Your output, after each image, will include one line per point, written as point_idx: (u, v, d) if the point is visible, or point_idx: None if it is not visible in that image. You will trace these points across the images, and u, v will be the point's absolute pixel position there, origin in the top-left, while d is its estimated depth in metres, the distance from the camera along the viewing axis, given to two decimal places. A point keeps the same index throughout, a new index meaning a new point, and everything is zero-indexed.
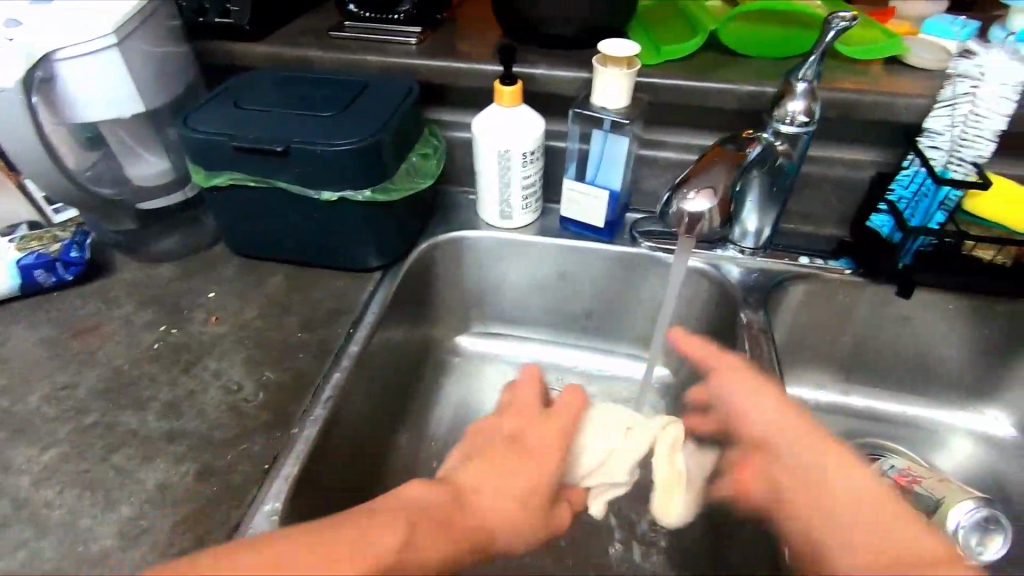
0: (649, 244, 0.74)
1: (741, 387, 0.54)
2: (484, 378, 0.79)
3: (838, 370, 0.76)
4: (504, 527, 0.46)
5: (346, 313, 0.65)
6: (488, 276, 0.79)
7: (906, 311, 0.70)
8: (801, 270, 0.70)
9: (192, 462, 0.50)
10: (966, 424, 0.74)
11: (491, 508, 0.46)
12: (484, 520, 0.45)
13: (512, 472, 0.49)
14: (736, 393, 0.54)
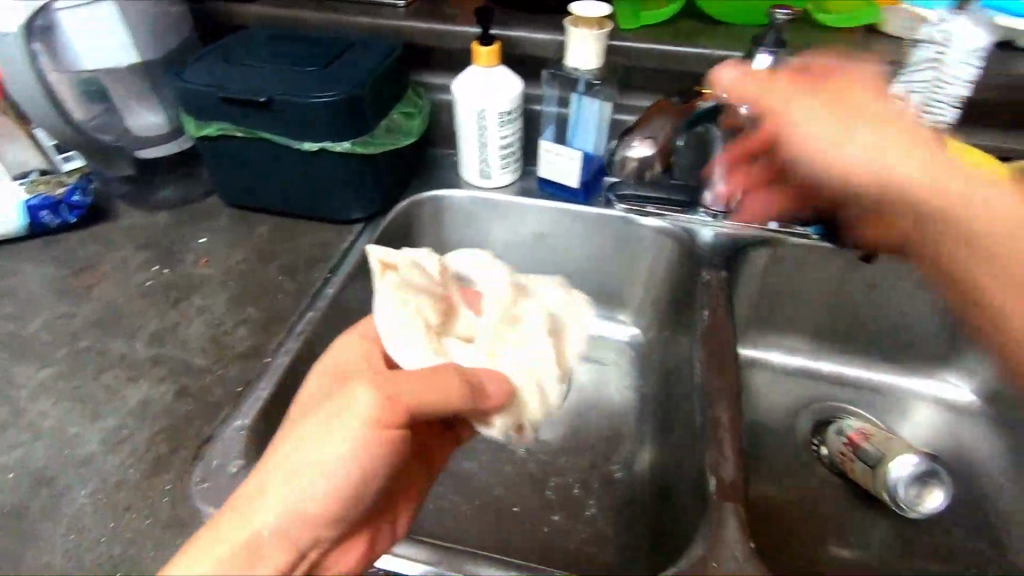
0: (624, 206, 0.75)
1: (794, 138, 0.54)
2: None
3: (805, 335, 0.78)
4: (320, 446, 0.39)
5: (325, 261, 0.69)
6: (469, 236, 0.81)
7: (871, 278, 0.72)
8: (770, 235, 0.71)
9: (173, 383, 0.55)
10: (927, 390, 0.75)
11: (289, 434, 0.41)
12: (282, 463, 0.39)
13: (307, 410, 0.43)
14: (807, 142, 0.53)
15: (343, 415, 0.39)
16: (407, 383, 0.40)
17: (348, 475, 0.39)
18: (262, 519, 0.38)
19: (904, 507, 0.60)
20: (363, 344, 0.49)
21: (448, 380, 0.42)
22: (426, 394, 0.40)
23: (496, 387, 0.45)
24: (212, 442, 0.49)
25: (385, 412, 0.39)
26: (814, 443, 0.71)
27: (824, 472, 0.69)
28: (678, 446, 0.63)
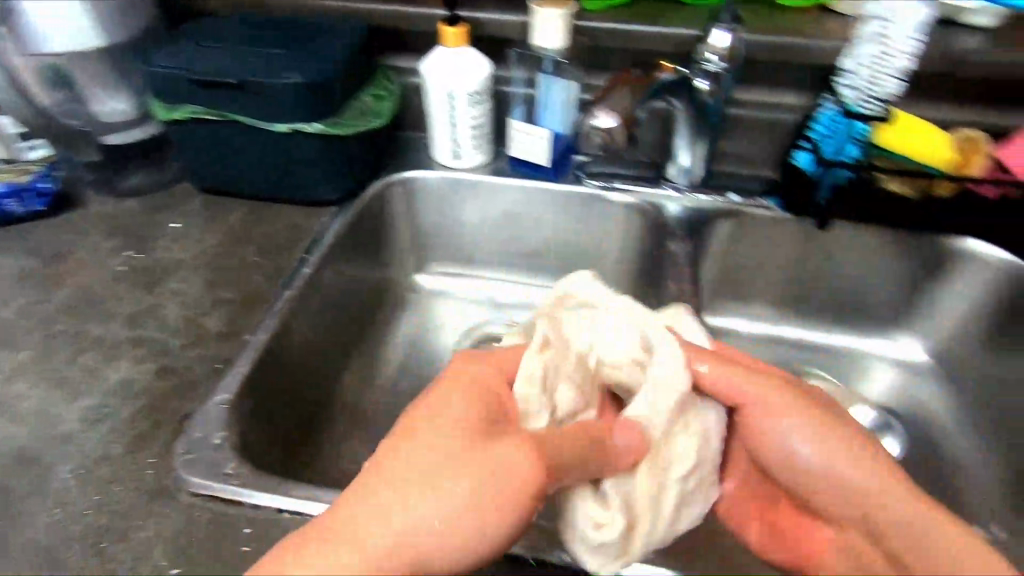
0: (592, 183, 0.78)
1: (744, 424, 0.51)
2: (437, 313, 0.84)
3: (768, 305, 0.81)
4: (457, 500, 0.39)
5: (300, 242, 0.69)
6: (444, 216, 0.83)
7: (826, 245, 0.75)
8: (730, 206, 0.75)
9: (151, 362, 0.55)
10: (885, 352, 0.79)
11: (419, 462, 0.41)
12: (409, 507, 0.39)
13: (435, 433, 0.42)
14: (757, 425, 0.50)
15: (498, 473, 0.40)
16: (558, 444, 0.44)
17: (469, 524, 0.39)
18: (374, 554, 0.37)
19: None
20: (487, 370, 0.48)
21: (593, 444, 0.45)
22: (576, 454, 0.44)
23: (625, 439, 0.46)
24: (193, 415, 0.50)
25: (534, 480, 0.41)
26: None
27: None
28: None
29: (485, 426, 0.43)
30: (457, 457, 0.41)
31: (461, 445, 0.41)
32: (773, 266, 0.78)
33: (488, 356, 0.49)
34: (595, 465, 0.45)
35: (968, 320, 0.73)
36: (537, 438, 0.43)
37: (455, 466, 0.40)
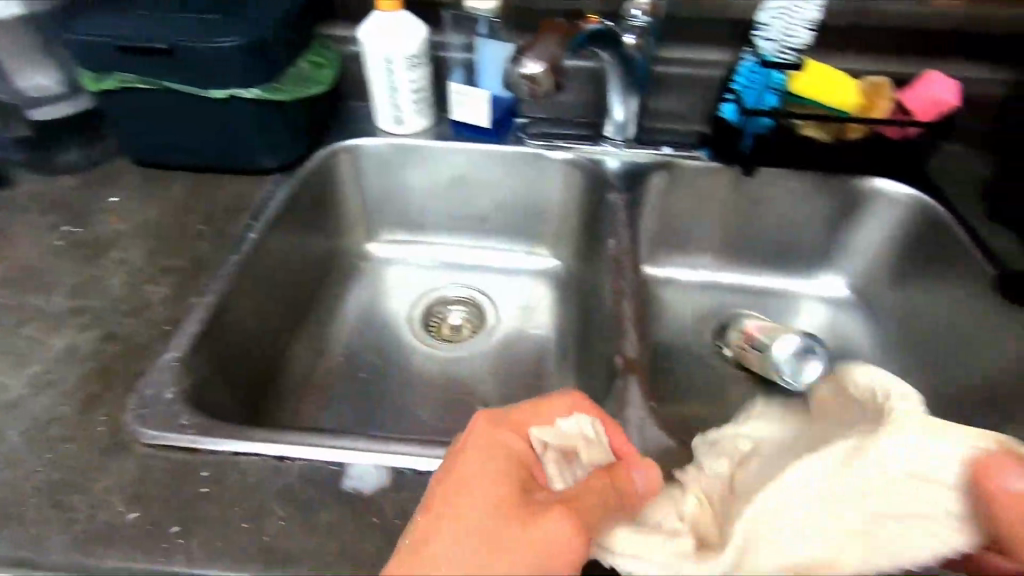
0: (534, 142, 0.81)
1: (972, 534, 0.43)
2: (390, 281, 0.86)
3: (704, 253, 0.86)
4: None
5: (245, 209, 0.70)
6: (390, 184, 0.84)
7: (753, 192, 0.80)
8: (664, 158, 0.79)
9: (97, 328, 0.55)
10: (812, 290, 0.84)
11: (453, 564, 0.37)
12: None
13: (467, 524, 0.38)
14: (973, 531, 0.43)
15: (540, 552, 0.37)
16: (590, 506, 0.40)
17: None
18: None
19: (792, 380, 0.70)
20: (508, 434, 0.44)
21: (613, 489, 0.42)
22: (602, 501, 0.41)
23: (646, 481, 0.44)
24: (143, 373, 0.51)
25: (575, 555, 0.37)
26: (715, 345, 0.80)
27: (727, 366, 0.77)
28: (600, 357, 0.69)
29: (521, 498, 0.40)
30: (495, 549, 0.37)
31: (496, 531, 0.38)
32: (705, 215, 0.83)
33: (506, 418, 0.46)
34: (606, 504, 0.41)
35: (881, 254, 0.79)
36: (571, 505, 0.40)
37: (494, 556, 0.37)
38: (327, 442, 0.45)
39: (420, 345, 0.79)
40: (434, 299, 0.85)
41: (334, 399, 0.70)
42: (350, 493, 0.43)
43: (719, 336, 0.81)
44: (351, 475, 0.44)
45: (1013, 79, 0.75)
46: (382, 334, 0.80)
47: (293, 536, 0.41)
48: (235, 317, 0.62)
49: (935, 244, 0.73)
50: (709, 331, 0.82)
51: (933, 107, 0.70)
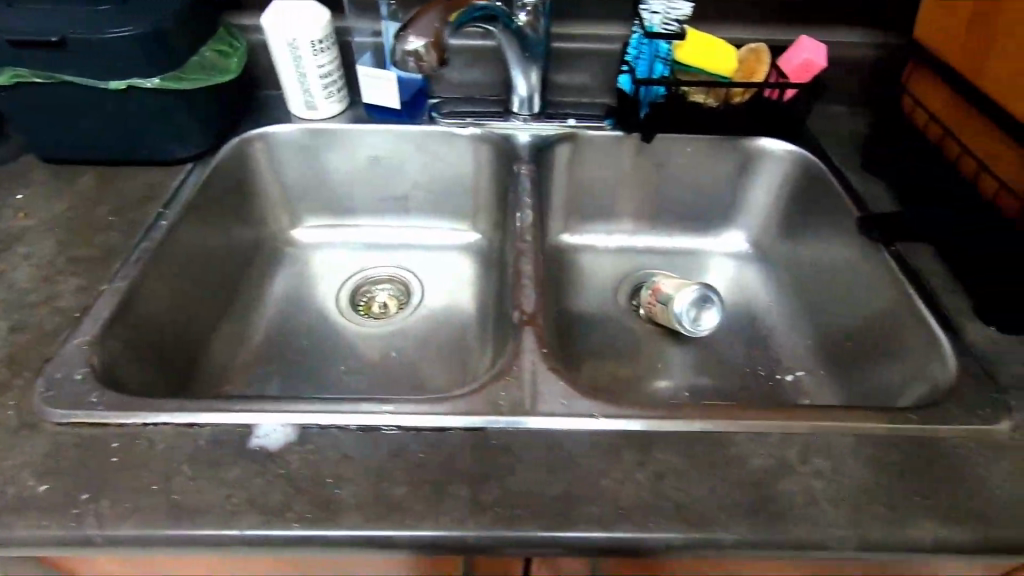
0: (445, 121, 0.84)
1: None
2: (316, 264, 0.88)
3: (616, 219, 0.91)
4: None
5: (156, 198, 0.71)
6: (308, 169, 0.86)
7: (654, 157, 0.85)
8: (568, 130, 0.83)
9: (4, 319, 0.56)
10: (717, 248, 0.91)
11: None
12: None
13: None
14: None
15: None
16: None
17: None
18: None
19: (693, 329, 0.74)
20: None
21: None
22: None
23: None
24: (51, 358, 0.52)
25: None
26: (632, 306, 0.85)
27: (640, 323, 0.82)
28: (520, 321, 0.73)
29: None
30: None
31: None
32: (614, 182, 0.88)
33: None
34: None
35: (773, 209, 0.86)
36: None
37: None
38: (235, 407, 0.48)
39: (347, 322, 0.81)
40: (361, 278, 0.88)
41: (261, 378, 0.72)
42: (256, 450, 0.46)
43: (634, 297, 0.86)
44: (259, 433, 0.47)
45: (877, 41, 0.82)
46: (308, 315, 0.82)
47: (200, 491, 0.43)
48: (148, 304, 0.63)
49: (816, 194, 0.79)
50: (624, 292, 0.87)
51: (805, 70, 0.77)
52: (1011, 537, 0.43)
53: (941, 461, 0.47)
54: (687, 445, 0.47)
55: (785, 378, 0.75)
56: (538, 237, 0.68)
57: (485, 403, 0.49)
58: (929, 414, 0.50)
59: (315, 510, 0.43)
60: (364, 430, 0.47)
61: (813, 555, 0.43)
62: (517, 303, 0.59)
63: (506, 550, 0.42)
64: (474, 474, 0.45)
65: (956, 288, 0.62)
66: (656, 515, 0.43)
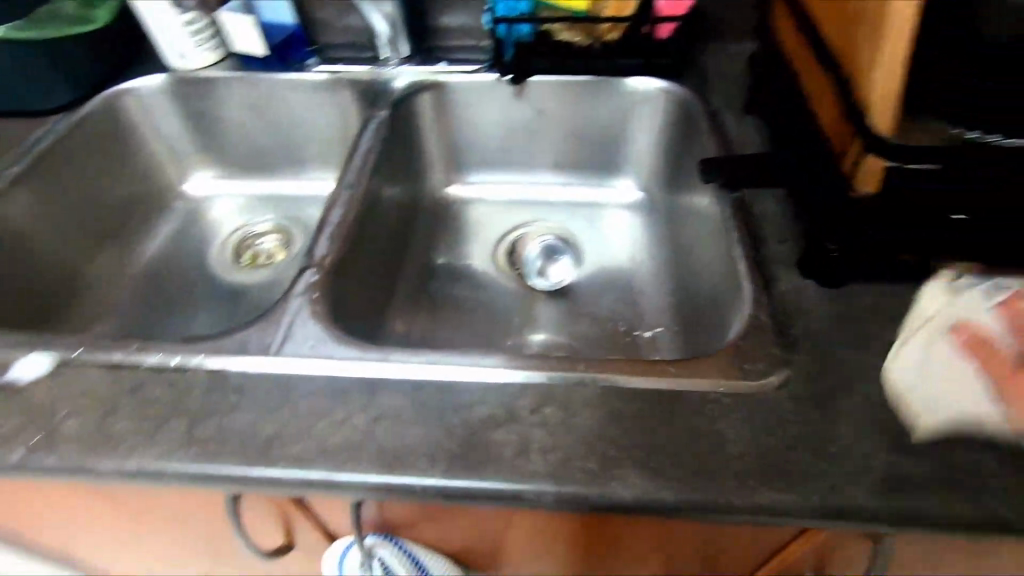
0: (318, 69, 0.83)
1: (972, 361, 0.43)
2: (206, 215, 0.90)
3: (503, 169, 0.87)
4: None
5: (15, 147, 0.74)
6: (190, 121, 0.87)
7: (532, 102, 0.81)
8: (439, 75, 0.80)
9: None
10: (609, 199, 0.86)
11: None
12: None
13: None
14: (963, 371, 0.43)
15: None
16: None
17: None
18: None
19: (552, 278, 0.77)
20: None
21: None
22: None
23: None
24: None
25: None
26: (510, 268, 0.80)
27: (511, 279, 0.79)
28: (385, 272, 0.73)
29: None
30: None
31: None
32: (494, 129, 0.84)
33: None
34: None
35: (659, 156, 0.81)
36: None
37: None
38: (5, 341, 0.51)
39: (225, 272, 0.83)
40: (247, 231, 0.89)
41: (118, 324, 0.75)
42: (8, 382, 0.48)
43: (512, 253, 0.82)
44: (17, 367, 0.49)
45: None
46: (188, 264, 0.84)
47: None
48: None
49: (694, 138, 0.74)
50: (502, 247, 0.83)
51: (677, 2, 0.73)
52: (726, 497, 0.40)
53: (681, 416, 0.44)
54: (417, 391, 0.46)
55: (641, 335, 0.71)
56: (365, 185, 0.67)
57: (236, 346, 0.50)
58: (690, 367, 0.47)
59: (40, 438, 0.45)
60: (112, 367, 0.49)
61: (512, 504, 0.41)
62: (312, 250, 0.59)
63: (208, 484, 0.43)
64: (199, 411, 0.46)
65: (789, 238, 0.57)
66: (357, 458, 0.42)
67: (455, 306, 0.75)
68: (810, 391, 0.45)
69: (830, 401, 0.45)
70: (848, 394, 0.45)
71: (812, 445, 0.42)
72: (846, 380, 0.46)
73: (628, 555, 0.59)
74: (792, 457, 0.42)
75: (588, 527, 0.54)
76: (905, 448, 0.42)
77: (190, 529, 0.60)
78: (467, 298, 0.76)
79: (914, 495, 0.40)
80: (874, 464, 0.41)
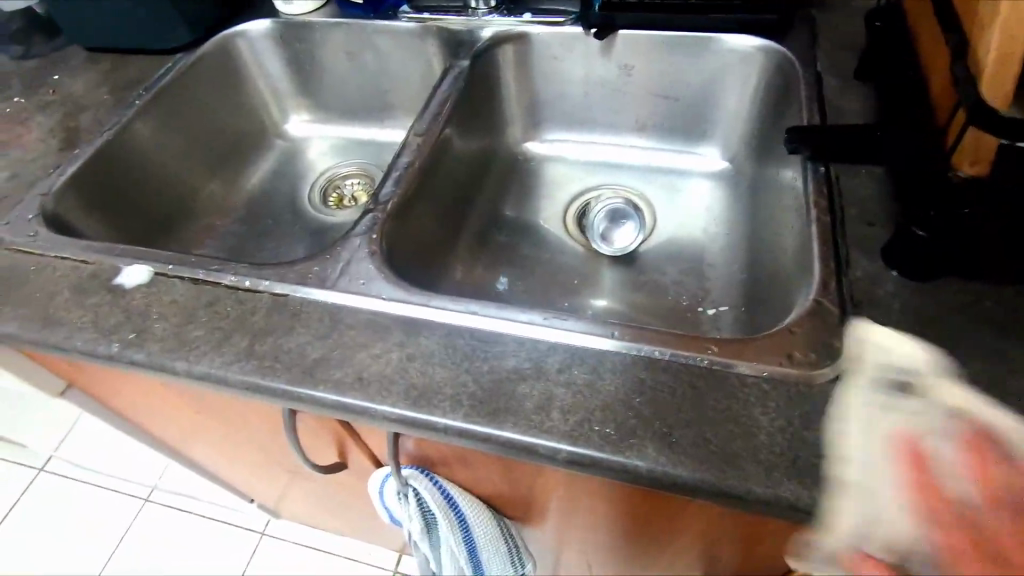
0: (407, 16, 0.84)
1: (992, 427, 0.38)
2: (301, 155, 0.96)
3: (583, 129, 0.85)
4: None
5: (143, 82, 0.83)
6: (292, 64, 0.92)
7: (618, 58, 0.77)
8: (523, 27, 0.78)
9: (10, 168, 0.73)
10: (692, 166, 0.81)
11: None
12: None
13: None
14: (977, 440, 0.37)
15: None
16: None
17: None
18: None
19: (617, 248, 0.76)
20: None
21: None
22: None
23: None
24: (21, 200, 0.68)
25: None
26: (571, 229, 0.79)
27: (576, 240, 0.78)
28: (452, 221, 0.74)
29: None
30: None
31: None
32: (576, 85, 0.81)
33: None
34: None
35: (751, 122, 0.75)
36: None
37: None
38: (116, 250, 0.59)
39: (313, 210, 0.89)
40: (334, 174, 0.94)
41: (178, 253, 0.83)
42: (116, 285, 0.56)
43: (575, 215, 0.81)
44: (123, 273, 0.57)
45: None
46: (281, 199, 0.91)
47: (68, 307, 0.55)
48: (118, 171, 0.77)
49: (790, 105, 0.68)
50: (568, 208, 0.82)
51: None
52: (744, 484, 0.38)
53: (712, 395, 0.42)
54: (453, 336, 0.48)
55: (704, 312, 0.67)
56: (435, 133, 0.68)
57: (298, 275, 0.54)
58: (732, 346, 0.44)
59: (134, 335, 0.52)
60: (196, 282, 0.55)
61: (526, 455, 0.42)
62: (378, 192, 0.62)
63: (261, 395, 0.48)
64: (261, 330, 0.50)
65: (876, 222, 0.51)
66: (387, 391, 0.45)
67: (515, 262, 0.75)
68: (894, 415, 0.39)
69: (916, 429, 0.38)
70: (942, 426, 0.38)
71: (873, 483, 0.37)
72: (944, 407, 0.39)
73: (655, 525, 0.58)
74: (832, 458, 0.39)
75: (610, 491, 0.54)
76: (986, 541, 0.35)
77: (260, 429, 0.68)
78: (529, 255, 0.76)
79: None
80: (944, 524, 0.35)
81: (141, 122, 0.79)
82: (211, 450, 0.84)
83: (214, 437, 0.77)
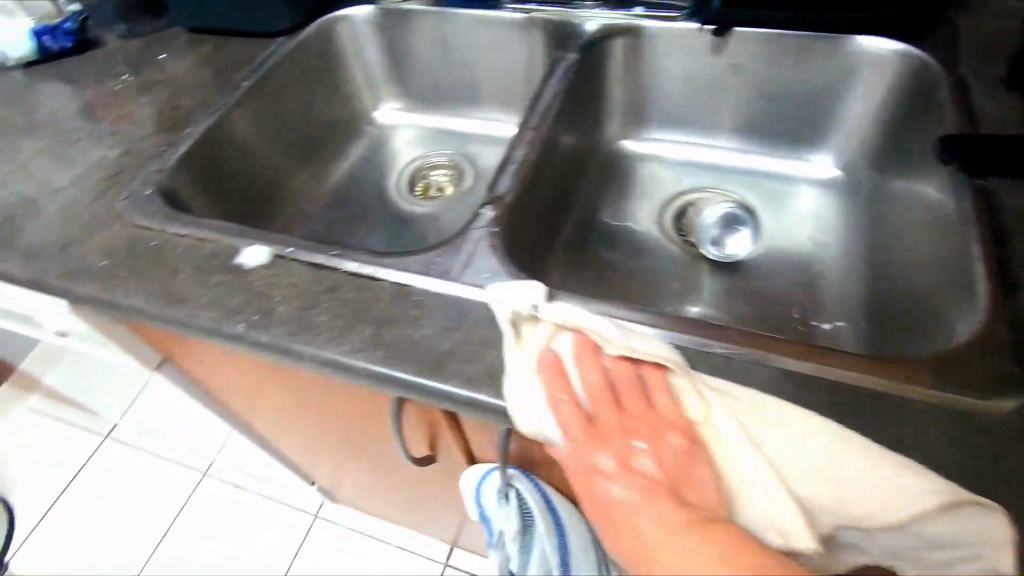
0: (511, 6, 0.83)
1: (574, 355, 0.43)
2: (390, 143, 0.96)
3: (686, 128, 0.82)
4: None
5: (247, 64, 0.84)
6: (388, 52, 0.92)
7: (734, 57, 0.74)
8: (633, 21, 0.76)
9: (122, 145, 0.75)
10: (803, 172, 0.78)
11: None
12: None
13: None
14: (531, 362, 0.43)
15: None
16: None
17: None
18: None
19: (729, 252, 0.72)
20: None
21: None
22: None
23: None
24: (137, 176, 0.69)
25: None
26: (673, 230, 0.76)
27: (677, 243, 0.75)
28: (553, 216, 0.72)
29: None
30: None
31: None
32: (684, 83, 0.79)
33: None
34: None
35: (874, 130, 0.72)
36: None
37: None
38: (234, 231, 0.59)
39: (401, 198, 0.89)
40: (422, 162, 0.94)
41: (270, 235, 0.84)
42: (235, 266, 0.56)
43: (676, 215, 0.78)
44: (242, 254, 0.57)
45: None
46: (369, 186, 0.91)
47: (190, 285, 0.55)
48: (222, 152, 0.77)
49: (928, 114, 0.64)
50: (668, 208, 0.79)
51: None
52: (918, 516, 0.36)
53: (875, 412, 0.41)
54: None
55: (818, 327, 0.64)
56: (547, 127, 0.67)
57: (420, 265, 0.53)
58: (892, 365, 0.43)
59: (257, 317, 0.52)
60: (316, 267, 0.55)
61: None
62: (495, 185, 0.61)
63: (387, 384, 0.47)
64: (385, 319, 0.50)
65: None
66: None
67: (613, 262, 0.73)
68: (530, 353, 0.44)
69: (542, 345, 0.44)
70: (561, 337, 0.44)
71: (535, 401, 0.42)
72: (558, 325, 0.44)
73: None
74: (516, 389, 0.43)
75: None
76: (600, 423, 0.39)
77: (354, 415, 0.67)
78: (628, 255, 0.74)
79: (662, 500, 0.36)
80: (565, 418, 0.40)
81: (246, 104, 0.80)
82: (292, 431, 0.85)
83: (300, 419, 0.77)
